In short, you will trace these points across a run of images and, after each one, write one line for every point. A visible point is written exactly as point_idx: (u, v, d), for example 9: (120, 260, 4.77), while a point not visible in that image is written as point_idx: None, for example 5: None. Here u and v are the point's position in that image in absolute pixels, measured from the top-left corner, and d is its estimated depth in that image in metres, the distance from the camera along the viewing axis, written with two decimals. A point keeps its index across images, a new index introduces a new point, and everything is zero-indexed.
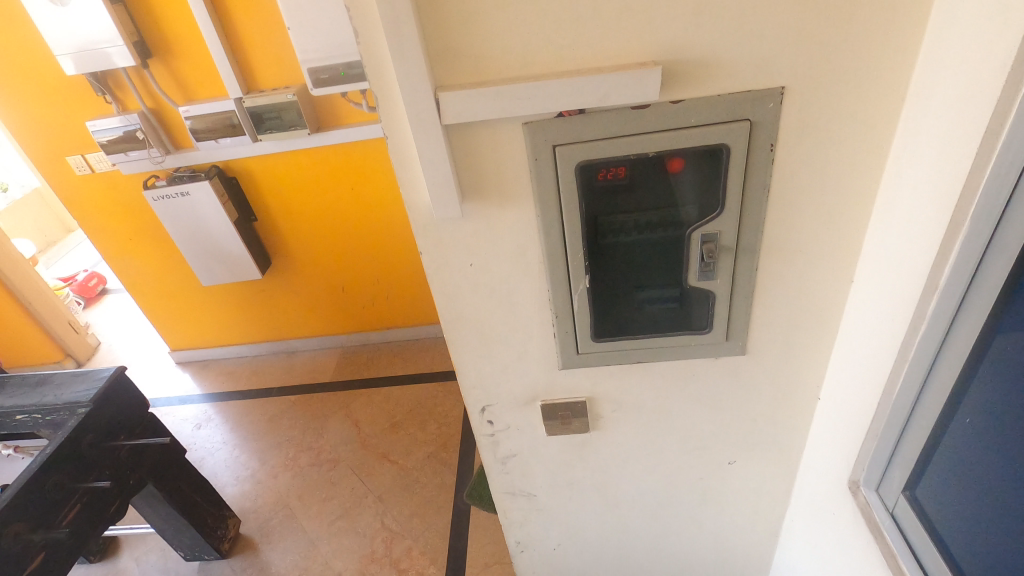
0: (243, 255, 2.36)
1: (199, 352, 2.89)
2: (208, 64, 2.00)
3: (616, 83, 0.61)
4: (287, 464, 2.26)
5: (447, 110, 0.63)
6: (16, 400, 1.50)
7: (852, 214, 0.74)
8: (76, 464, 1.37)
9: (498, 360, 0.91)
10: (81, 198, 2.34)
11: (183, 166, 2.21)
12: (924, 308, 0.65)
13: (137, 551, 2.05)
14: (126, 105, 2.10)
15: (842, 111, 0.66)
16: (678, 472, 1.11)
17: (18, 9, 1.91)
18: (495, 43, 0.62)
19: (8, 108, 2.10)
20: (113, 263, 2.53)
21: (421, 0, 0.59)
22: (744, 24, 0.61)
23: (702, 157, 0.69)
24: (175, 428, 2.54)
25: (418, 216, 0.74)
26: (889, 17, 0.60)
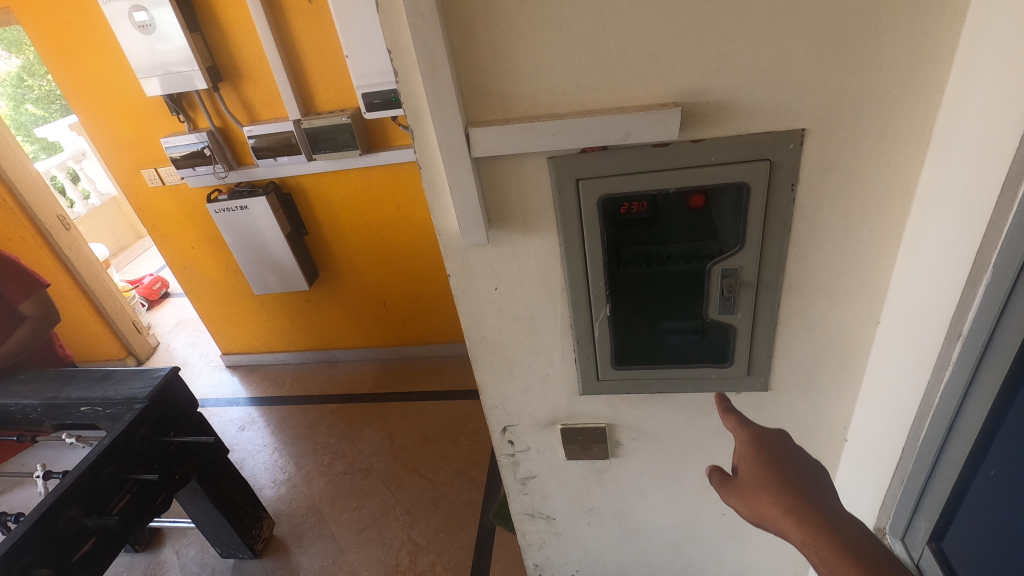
0: (293, 266, 2.49)
1: (247, 357, 3.03)
2: (271, 88, 2.14)
3: (637, 122, 0.64)
4: (321, 471, 2.34)
5: (477, 144, 0.68)
6: (81, 391, 1.62)
7: (878, 257, 0.74)
8: (129, 456, 1.47)
9: (520, 382, 0.94)
10: (152, 208, 2.53)
11: (243, 181, 2.36)
12: (947, 353, 0.67)
13: (178, 544, 2.16)
14: (197, 124, 2.27)
15: (865, 152, 0.67)
16: (698, 507, 1.10)
17: (108, 36, 2.10)
18: (524, 83, 0.66)
19: (95, 124, 2.31)
20: (175, 269, 2.70)
21: (456, 43, 0.64)
22: (764, 69, 0.63)
23: (723, 194, 0.71)
24: (221, 428, 2.67)
25: (447, 241, 0.79)
26: (910, 65, 0.61)
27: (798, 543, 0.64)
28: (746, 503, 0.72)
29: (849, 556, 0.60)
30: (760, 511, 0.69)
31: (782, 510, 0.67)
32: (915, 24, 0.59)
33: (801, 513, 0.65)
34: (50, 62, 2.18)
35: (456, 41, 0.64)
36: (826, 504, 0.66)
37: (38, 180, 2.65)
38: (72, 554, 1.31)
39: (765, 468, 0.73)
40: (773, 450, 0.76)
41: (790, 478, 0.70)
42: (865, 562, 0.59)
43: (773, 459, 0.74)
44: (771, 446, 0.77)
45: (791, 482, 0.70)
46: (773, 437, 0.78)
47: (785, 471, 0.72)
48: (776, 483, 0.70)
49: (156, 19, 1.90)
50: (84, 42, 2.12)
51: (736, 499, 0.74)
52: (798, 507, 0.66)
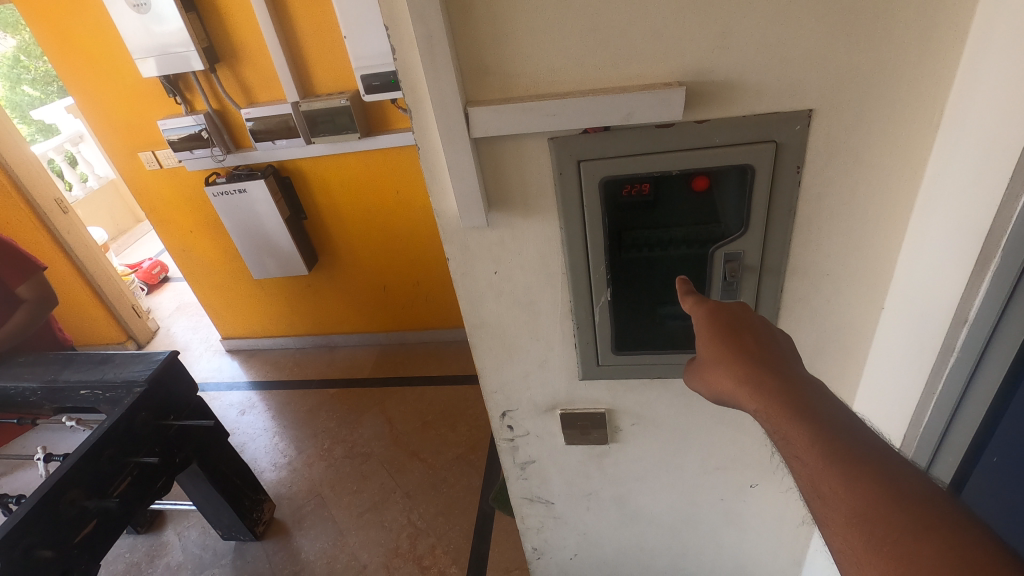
0: (292, 251, 2.47)
1: (247, 341, 3.03)
2: (269, 69, 2.11)
3: (640, 102, 0.62)
4: (322, 455, 2.35)
5: (476, 124, 0.66)
6: (81, 375, 1.62)
7: (884, 242, 0.73)
8: (129, 439, 1.48)
9: (519, 367, 0.93)
10: (149, 191, 2.51)
11: (241, 165, 2.33)
12: (953, 339, 0.68)
13: (179, 526, 2.17)
14: (194, 106, 2.24)
15: (872, 133, 0.65)
16: (697, 492, 1.10)
17: (103, 15, 2.07)
18: (524, 61, 0.64)
19: (91, 106, 2.28)
20: (174, 253, 2.69)
21: (455, 19, 0.62)
22: (771, 47, 0.61)
23: (727, 177, 0.70)
24: (221, 412, 2.68)
25: (446, 223, 0.78)
26: (922, 43, 0.59)
27: (754, 413, 0.59)
28: (701, 376, 0.65)
29: (804, 426, 0.54)
30: (716, 384, 0.63)
31: (738, 380, 0.60)
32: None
33: (758, 384, 0.58)
34: (44, 42, 2.15)
35: (455, 17, 0.62)
36: (786, 370, 0.59)
37: (34, 162, 2.63)
38: (73, 536, 1.31)
39: (719, 336, 0.63)
40: (733, 318, 0.66)
41: (749, 344, 0.61)
42: (822, 436, 0.53)
43: (732, 325, 0.64)
44: (730, 312, 0.67)
45: (750, 349, 0.61)
46: (735, 306, 0.67)
47: (744, 339, 0.63)
48: (732, 350, 0.61)
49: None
50: (78, 21, 2.08)
51: (692, 375, 0.67)
52: (753, 376, 0.59)
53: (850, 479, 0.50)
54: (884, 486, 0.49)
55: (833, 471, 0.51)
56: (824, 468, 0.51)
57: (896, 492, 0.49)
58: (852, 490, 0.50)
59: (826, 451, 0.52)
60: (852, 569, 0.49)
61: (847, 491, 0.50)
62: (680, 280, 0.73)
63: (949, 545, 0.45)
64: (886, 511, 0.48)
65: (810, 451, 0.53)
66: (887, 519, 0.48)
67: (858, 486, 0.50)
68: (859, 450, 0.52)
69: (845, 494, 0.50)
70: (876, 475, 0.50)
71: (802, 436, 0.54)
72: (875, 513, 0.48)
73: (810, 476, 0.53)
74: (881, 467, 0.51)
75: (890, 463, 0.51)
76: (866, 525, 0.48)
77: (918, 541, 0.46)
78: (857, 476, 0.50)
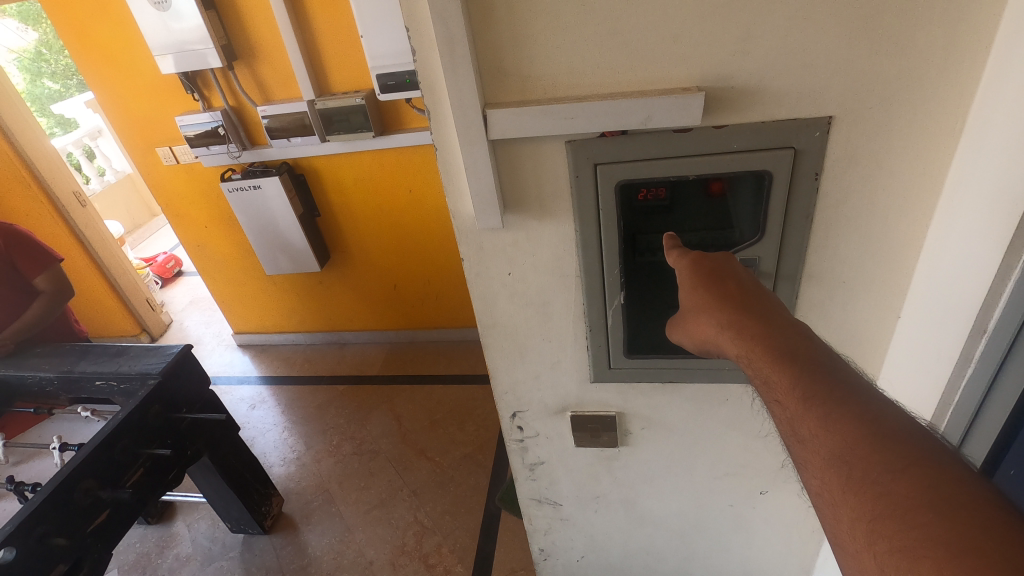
0: (305, 248, 2.49)
1: (259, 337, 3.06)
2: (286, 68, 2.13)
3: (658, 106, 0.62)
4: (330, 451, 2.36)
5: (494, 125, 0.66)
6: (96, 366, 1.64)
7: (902, 250, 0.72)
8: (142, 430, 1.49)
9: (531, 368, 0.94)
10: (166, 186, 2.54)
11: (257, 161, 2.36)
12: (971, 349, 0.68)
13: (189, 518, 2.20)
14: (211, 103, 2.27)
15: (892, 140, 0.65)
16: (706, 497, 1.09)
17: (124, 11, 2.10)
18: (544, 64, 0.65)
19: (110, 101, 2.32)
20: (188, 247, 2.72)
21: (475, 22, 0.63)
22: (792, 54, 0.61)
23: (743, 182, 0.69)
24: (232, 406, 2.70)
25: (462, 224, 0.78)
26: (945, 51, 0.59)
27: (738, 359, 0.59)
28: (686, 325, 0.65)
29: (785, 370, 0.54)
30: (701, 333, 0.63)
31: (721, 327, 0.60)
32: (953, 8, 0.56)
33: (741, 330, 0.58)
34: (67, 38, 2.18)
35: (475, 19, 0.62)
36: (770, 315, 0.59)
37: (54, 156, 2.67)
38: (86, 526, 1.33)
39: (703, 284, 0.63)
40: (719, 267, 0.65)
41: (732, 290, 0.61)
42: (802, 379, 0.53)
43: (716, 273, 0.64)
44: (714, 262, 0.66)
45: (734, 296, 0.61)
46: (717, 257, 0.66)
47: (728, 286, 0.62)
48: (716, 298, 0.61)
49: None
50: (100, 18, 2.11)
51: (676, 325, 0.68)
52: (736, 322, 0.59)
53: (829, 420, 0.50)
54: (863, 427, 0.49)
55: (812, 414, 0.51)
56: (804, 410, 0.52)
57: (874, 432, 0.49)
58: (830, 431, 0.50)
59: (805, 394, 0.52)
60: (828, 506, 0.50)
61: (826, 433, 0.50)
62: (668, 237, 0.71)
63: (925, 482, 0.45)
64: (863, 451, 0.48)
65: (790, 395, 0.53)
66: (864, 458, 0.48)
67: (836, 427, 0.50)
68: (838, 391, 0.52)
69: (824, 436, 0.50)
70: (855, 416, 0.50)
71: (783, 380, 0.54)
72: (852, 452, 0.48)
73: (791, 420, 0.53)
74: (861, 407, 0.50)
75: (869, 405, 0.51)
76: (843, 464, 0.49)
77: (894, 479, 0.46)
78: (835, 417, 0.50)
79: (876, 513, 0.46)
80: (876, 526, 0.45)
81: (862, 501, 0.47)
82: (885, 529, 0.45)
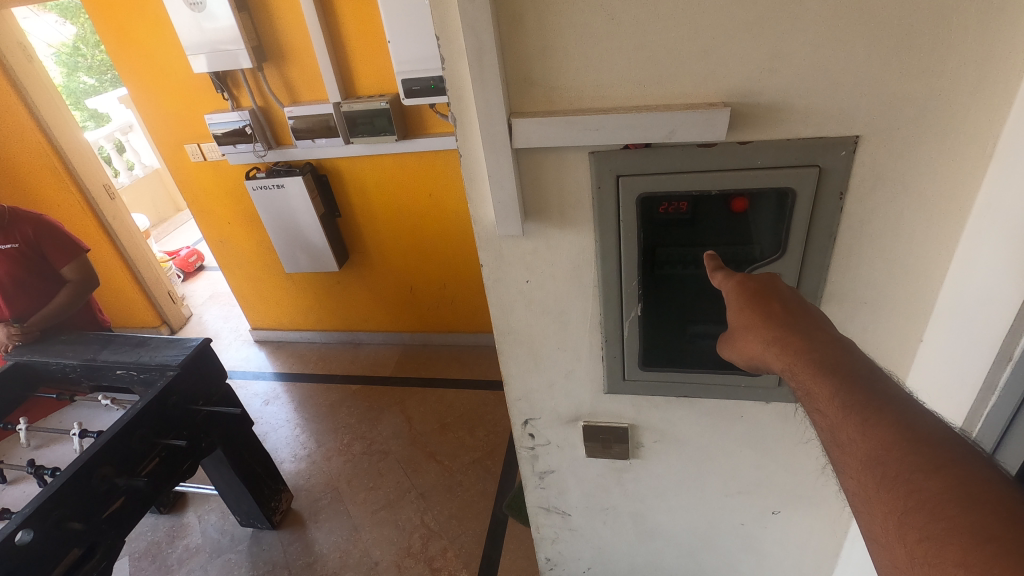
0: (324, 247, 2.52)
1: (275, 333, 3.10)
2: (314, 70, 2.17)
3: (683, 120, 0.63)
4: (341, 449, 2.38)
5: (519, 134, 0.67)
6: (118, 355, 1.68)
7: (926, 272, 0.71)
8: (159, 420, 1.52)
9: (545, 376, 0.94)
10: (192, 182, 2.59)
11: (281, 161, 2.39)
12: (996, 377, 0.66)
13: (200, 509, 2.23)
14: (240, 103, 2.31)
15: (920, 161, 0.64)
16: (717, 514, 1.08)
17: (159, 10, 2.15)
18: (570, 75, 0.65)
19: (143, 97, 2.38)
20: (211, 242, 2.77)
21: (505, 32, 0.63)
22: (821, 71, 0.61)
23: (766, 199, 0.69)
24: (247, 400, 2.74)
25: (482, 230, 0.79)
26: (977, 74, 0.58)
27: (781, 373, 0.59)
28: (733, 341, 0.65)
29: (825, 380, 0.54)
30: (746, 349, 0.63)
31: (766, 342, 0.60)
32: (987, 31, 0.56)
33: (784, 343, 0.58)
34: (104, 35, 2.24)
35: (504, 30, 0.63)
36: (814, 330, 0.59)
37: (86, 149, 2.74)
38: (101, 511, 1.36)
39: (748, 302, 0.63)
40: (763, 285, 0.65)
41: (777, 308, 0.61)
42: (841, 389, 0.53)
43: (761, 290, 0.64)
44: (759, 281, 0.65)
45: (778, 312, 0.61)
46: (763, 277, 0.66)
47: (772, 302, 0.62)
48: (761, 314, 0.61)
49: None
50: (137, 17, 2.17)
51: (725, 342, 0.68)
52: (779, 336, 0.59)
53: (866, 425, 0.50)
54: (899, 431, 0.49)
55: (850, 420, 0.51)
56: (842, 417, 0.52)
57: (911, 436, 0.49)
58: (866, 435, 0.50)
59: (845, 402, 0.52)
60: (864, 507, 0.50)
61: (862, 437, 0.50)
62: (708, 255, 0.71)
63: (958, 482, 0.45)
64: (898, 453, 0.48)
65: (830, 403, 0.53)
66: (898, 459, 0.48)
67: (872, 431, 0.50)
68: (878, 399, 0.52)
69: (861, 440, 0.50)
70: (892, 421, 0.50)
71: (824, 389, 0.54)
72: (887, 453, 0.49)
73: (830, 426, 0.53)
74: (899, 414, 0.50)
75: (907, 412, 0.51)
76: (877, 465, 0.49)
77: (926, 478, 0.46)
78: (873, 422, 0.50)
79: (907, 508, 0.46)
80: (906, 520, 0.46)
81: (893, 498, 0.47)
82: (917, 523, 0.45)
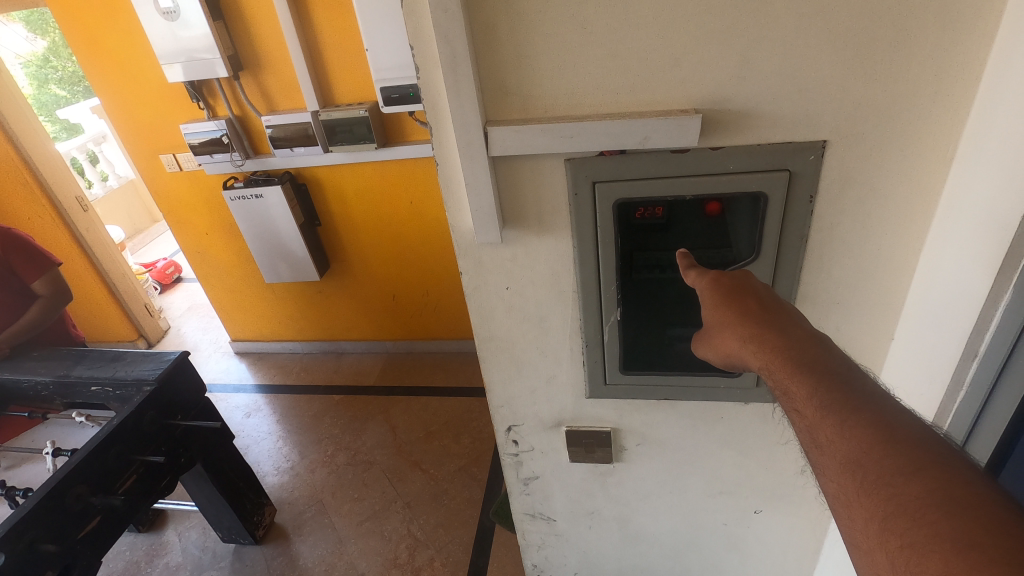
0: (304, 257, 2.50)
1: (256, 345, 3.06)
2: (291, 79, 2.15)
3: (656, 127, 0.64)
4: (324, 461, 2.35)
5: (495, 142, 0.67)
6: (93, 371, 1.64)
7: (894, 273, 0.73)
8: (136, 437, 1.49)
9: (527, 382, 0.94)
10: (168, 193, 2.55)
11: (259, 170, 2.37)
12: (963, 373, 0.68)
13: (180, 527, 2.18)
14: (216, 112, 2.29)
15: (886, 164, 0.66)
16: (700, 515, 1.09)
17: (131, 19, 2.12)
18: (544, 83, 0.66)
19: (116, 107, 2.34)
20: (188, 253, 2.73)
21: (478, 41, 0.64)
22: (788, 78, 0.62)
23: (739, 203, 0.71)
24: (227, 414, 2.69)
25: (461, 238, 0.79)
26: (937, 81, 0.60)
27: (759, 371, 0.60)
28: (709, 339, 0.66)
29: (804, 380, 0.55)
30: (723, 347, 0.64)
31: (743, 340, 0.61)
32: (946, 38, 0.58)
33: (760, 341, 0.59)
34: (75, 44, 2.21)
35: (478, 38, 0.64)
36: (790, 329, 0.60)
37: (58, 160, 2.68)
38: (76, 532, 1.32)
39: (724, 300, 0.63)
40: (739, 282, 0.66)
41: (754, 306, 0.62)
42: (820, 389, 0.54)
43: (736, 288, 0.65)
44: (733, 279, 0.66)
45: (754, 310, 0.62)
46: (737, 275, 0.67)
47: (748, 301, 0.63)
48: (737, 312, 0.62)
49: (181, 6, 1.91)
50: (109, 26, 2.14)
51: (701, 340, 0.68)
52: (756, 335, 0.60)
53: (845, 426, 0.51)
54: (878, 432, 0.50)
55: (829, 421, 0.52)
56: (820, 417, 0.53)
57: (889, 437, 0.50)
58: (846, 437, 0.51)
59: (823, 403, 0.53)
60: (844, 509, 0.51)
61: (842, 438, 0.51)
62: (680, 254, 0.72)
63: (936, 484, 0.46)
64: (878, 455, 0.49)
65: (809, 403, 0.54)
66: (877, 461, 0.49)
67: (851, 433, 0.51)
68: (855, 399, 0.53)
69: (840, 442, 0.51)
70: (870, 421, 0.51)
71: (802, 390, 0.55)
72: (867, 455, 0.50)
73: (810, 427, 0.54)
74: (876, 415, 0.52)
75: (884, 412, 0.52)
76: (857, 467, 0.50)
77: (907, 481, 0.47)
78: (851, 424, 0.51)
79: (888, 513, 0.47)
80: (887, 525, 0.47)
81: (875, 501, 0.48)
82: (898, 528, 0.46)
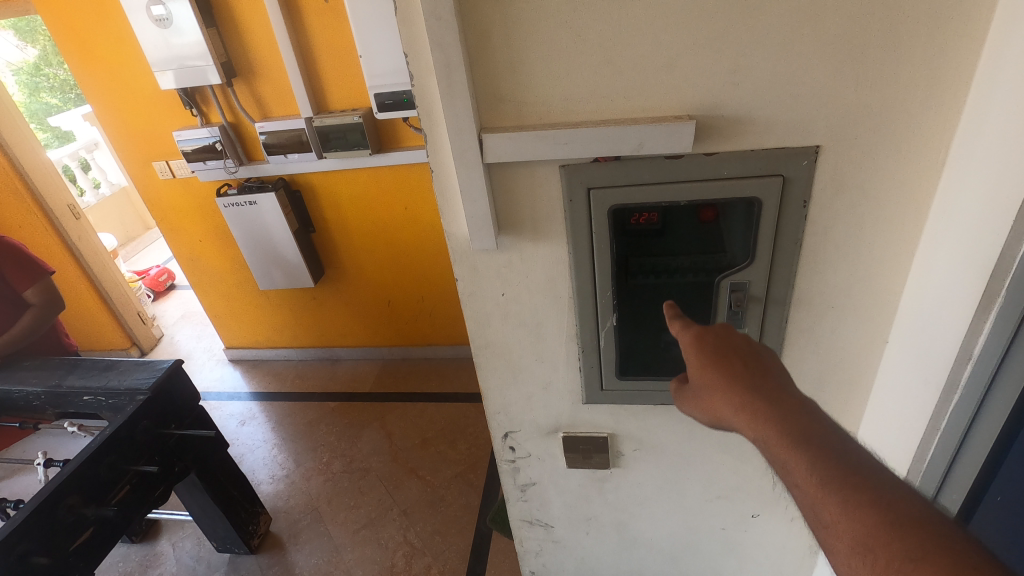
0: (299, 263, 2.49)
1: (250, 352, 3.04)
2: (285, 85, 2.15)
3: (650, 133, 0.64)
4: (320, 469, 2.34)
5: (490, 149, 0.68)
6: (85, 380, 1.62)
7: (888, 277, 0.74)
8: (129, 446, 1.47)
9: (524, 388, 0.94)
10: (161, 200, 2.54)
11: (253, 177, 2.37)
12: (957, 375, 0.67)
13: (174, 537, 2.16)
14: (209, 119, 2.28)
15: (878, 169, 0.66)
16: (698, 520, 1.09)
17: (123, 26, 2.11)
18: (538, 90, 0.66)
19: (108, 114, 2.32)
20: (181, 260, 2.71)
21: (472, 48, 0.64)
22: (781, 85, 0.63)
23: (733, 208, 0.71)
24: (221, 422, 2.67)
25: (456, 244, 0.79)
26: (929, 86, 0.61)
27: (753, 441, 0.59)
28: (699, 402, 0.66)
29: (801, 456, 0.54)
30: (713, 409, 0.64)
31: (734, 409, 0.60)
32: (937, 43, 0.58)
33: (750, 409, 0.59)
34: (67, 52, 2.20)
35: (472, 46, 0.64)
36: (780, 395, 0.60)
37: (49, 168, 2.67)
38: (69, 544, 1.30)
39: (710, 364, 0.64)
40: (721, 339, 0.66)
41: (739, 368, 0.61)
42: (818, 466, 0.53)
43: (720, 350, 0.64)
44: (715, 335, 0.66)
45: (742, 376, 0.62)
46: (717, 330, 0.67)
47: (734, 364, 0.63)
48: (726, 378, 0.62)
49: (173, 13, 1.91)
50: (102, 34, 2.14)
51: (687, 399, 0.68)
52: (749, 405, 0.59)
53: (848, 506, 0.51)
54: (881, 513, 0.50)
55: (832, 500, 0.52)
56: (823, 496, 0.52)
57: (894, 517, 0.49)
58: (850, 517, 0.51)
59: (823, 482, 0.53)
60: None
61: (847, 519, 0.51)
62: (668, 308, 0.73)
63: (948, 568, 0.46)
64: (886, 537, 0.49)
65: (809, 481, 0.53)
66: (886, 545, 0.49)
67: (856, 513, 0.50)
68: (854, 474, 0.53)
69: (844, 522, 0.51)
70: (872, 501, 0.51)
71: (801, 468, 0.54)
72: (875, 538, 0.49)
73: (812, 507, 0.53)
74: (876, 493, 0.51)
75: (884, 487, 0.52)
76: (867, 550, 0.49)
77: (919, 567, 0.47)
78: (855, 504, 0.51)
79: None
80: None
81: None
82: None
